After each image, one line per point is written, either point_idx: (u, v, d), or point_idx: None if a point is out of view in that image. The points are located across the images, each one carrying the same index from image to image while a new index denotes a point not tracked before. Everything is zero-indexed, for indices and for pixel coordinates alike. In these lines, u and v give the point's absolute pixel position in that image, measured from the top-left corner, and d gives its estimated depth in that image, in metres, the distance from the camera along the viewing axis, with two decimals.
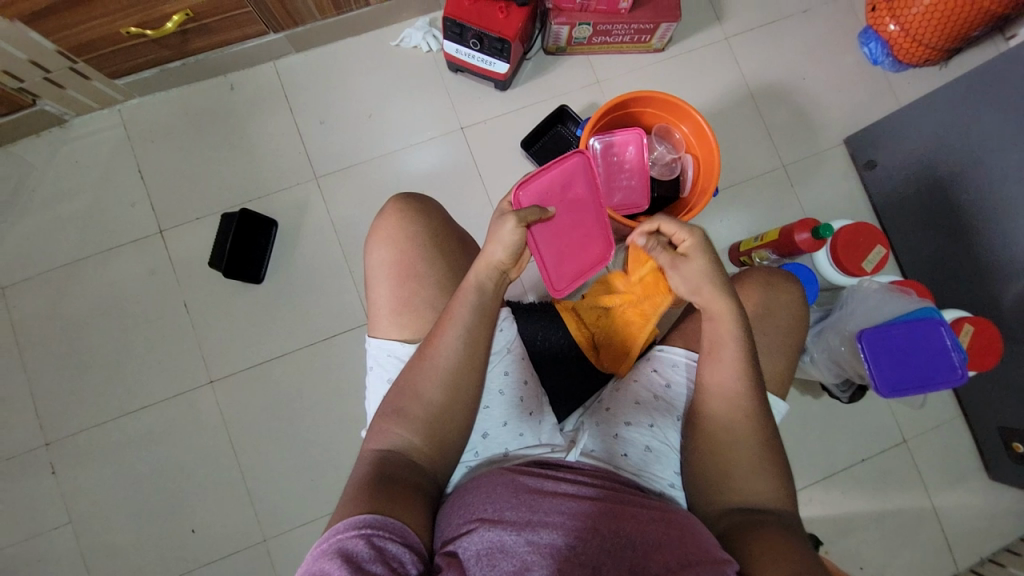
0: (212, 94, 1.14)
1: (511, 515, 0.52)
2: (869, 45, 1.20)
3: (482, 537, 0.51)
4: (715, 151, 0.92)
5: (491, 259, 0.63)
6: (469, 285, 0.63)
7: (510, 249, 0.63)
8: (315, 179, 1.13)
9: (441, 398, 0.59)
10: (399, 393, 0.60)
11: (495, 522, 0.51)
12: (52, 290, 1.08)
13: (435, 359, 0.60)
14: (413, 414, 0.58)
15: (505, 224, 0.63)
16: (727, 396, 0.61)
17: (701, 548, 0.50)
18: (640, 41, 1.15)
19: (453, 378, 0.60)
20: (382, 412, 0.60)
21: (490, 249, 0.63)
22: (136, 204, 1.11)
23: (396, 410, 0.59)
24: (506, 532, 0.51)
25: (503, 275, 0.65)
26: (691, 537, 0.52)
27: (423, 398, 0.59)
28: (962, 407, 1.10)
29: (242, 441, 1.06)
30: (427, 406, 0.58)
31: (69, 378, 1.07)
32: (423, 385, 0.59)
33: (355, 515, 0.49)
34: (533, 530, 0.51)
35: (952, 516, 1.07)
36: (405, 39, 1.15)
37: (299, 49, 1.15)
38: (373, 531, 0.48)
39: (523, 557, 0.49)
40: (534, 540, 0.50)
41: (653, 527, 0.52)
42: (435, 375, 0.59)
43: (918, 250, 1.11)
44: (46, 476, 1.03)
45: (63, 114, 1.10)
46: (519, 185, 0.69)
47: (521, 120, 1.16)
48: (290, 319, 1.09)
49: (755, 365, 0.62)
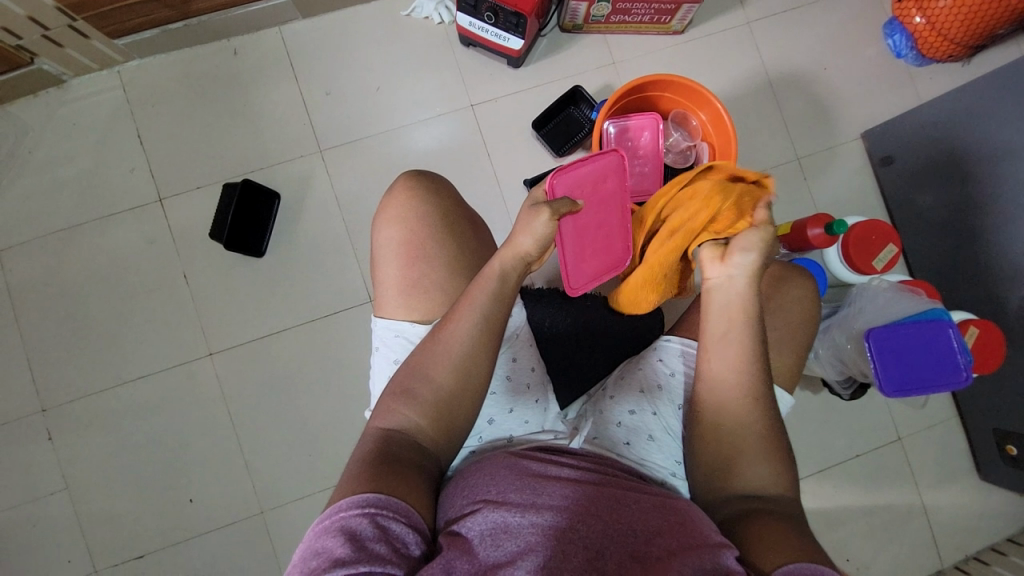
0: (216, 59, 1.10)
1: (514, 497, 0.52)
2: (892, 37, 1.17)
3: (485, 518, 0.50)
4: (732, 140, 0.89)
5: (519, 248, 0.62)
6: (492, 272, 0.62)
7: (540, 241, 0.62)
8: (320, 152, 1.11)
9: (452, 382, 0.58)
10: (410, 375, 0.59)
11: (498, 504, 0.51)
12: (49, 255, 1.06)
13: (448, 344, 0.59)
14: (423, 397, 0.57)
15: (538, 216, 0.62)
16: (728, 383, 0.59)
17: (701, 533, 0.50)
18: (659, 22, 1.11)
19: (465, 363, 0.58)
20: (391, 392, 0.59)
21: (520, 239, 0.62)
22: (135, 169, 1.09)
23: (406, 391, 0.58)
24: (509, 513, 0.50)
25: (526, 267, 0.64)
26: (692, 523, 0.51)
27: (435, 381, 0.58)
28: (959, 407, 1.11)
29: (241, 414, 1.06)
30: (437, 390, 0.57)
31: (66, 345, 1.05)
32: (434, 369, 0.58)
33: (359, 493, 0.49)
34: (536, 511, 0.50)
35: (940, 514, 1.09)
36: (416, 9, 1.11)
37: (306, 15, 1.11)
38: (377, 510, 0.48)
39: (526, 537, 0.49)
40: (538, 521, 0.50)
41: (655, 513, 0.52)
42: (447, 361, 0.58)
43: (928, 251, 1.10)
44: (43, 441, 1.03)
45: (61, 74, 1.06)
46: (554, 171, 0.67)
47: (534, 100, 1.13)
48: (291, 294, 1.08)
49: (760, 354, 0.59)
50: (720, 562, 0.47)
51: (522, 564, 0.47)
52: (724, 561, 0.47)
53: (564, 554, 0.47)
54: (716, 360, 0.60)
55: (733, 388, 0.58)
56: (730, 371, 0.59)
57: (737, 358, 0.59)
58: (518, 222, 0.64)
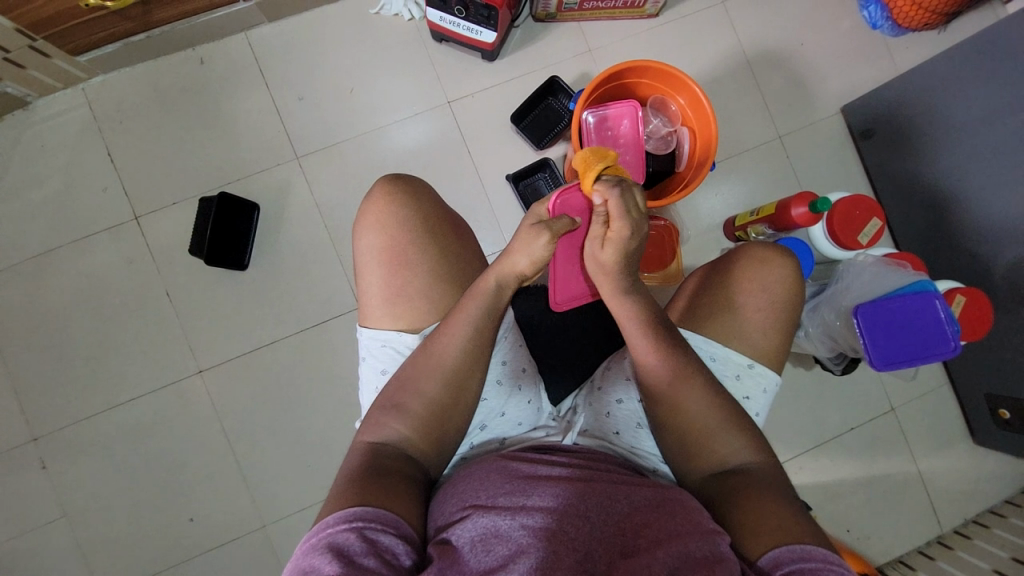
0: (183, 71, 1.07)
1: (503, 500, 0.52)
2: (868, 8, 1.16)
3: (475, 524, 0.50)
4: (713, 124, 0.88)
5: (515, 267, 0.61)
6: (487, 287, 0.61)
7: (536, 262, 0.61)
8: (297, 159, 1.09)
9: (442, 394, 0.58)
10: (400, 388, 0.58)
11: (488, 508, 0.51)
12: (27, 282, 1.04)
13: (441, 358, 0.59)
14: (412, 410, 0.57)
15: (539, 237, 0.60)
16: (659, 376, 0.60)
17: (692, 520, 0.50)
18: (633, 6, 1.09)
19: (458, 376, 0.59)
20: (380, 406, 0.58)
21: (515, 258, 0.61)
22: (108, 188, 1.06)
23: (396, 406, 0.58)
24: (499, 517, 0.50)
25: (521, 283, 0.64)
26: (682, 510, 0.51)
27: (425, 395, 0.58)
28: (950, 375, 1.12)
29: (236, 429, 1.05)
30: (428, 403, 0.58)
31: (50, 372, 1.03)
32: (425, 382, 0.58)
33: (347, 508, 0.49)
34: (526, 513, 0.50)
35: (936, 479, 1.11)
36: (385, 6, 1.09)
37: (272, 19, 1.08)
38: (365, 524, 0.48)
39: (517, 541, 0.48)
40: (528, 523, 0.49)
41: (648, 506, 0.52)
42: (438, 374, 0.58)
43: (912, 222, 1.11)
44: (36, 471, 1.02)
45: (25, 95, 1.03)
46: (558, 190, 0.64)
47: (511, 93, 1.11)
48: (278, 306, 1.07)
49: (676, 343, 0.61)
50: (712, 547, 0.47)
51: (514, 567, 0.47)
52: (718, 546, 0.48)
53: (556, 554, 0.47)
54: (643, 354, 0.61)
55: (667, 375, 0.60)
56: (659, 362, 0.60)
57: (670, 349, 0.61)
58: (516, 239, 0.62)
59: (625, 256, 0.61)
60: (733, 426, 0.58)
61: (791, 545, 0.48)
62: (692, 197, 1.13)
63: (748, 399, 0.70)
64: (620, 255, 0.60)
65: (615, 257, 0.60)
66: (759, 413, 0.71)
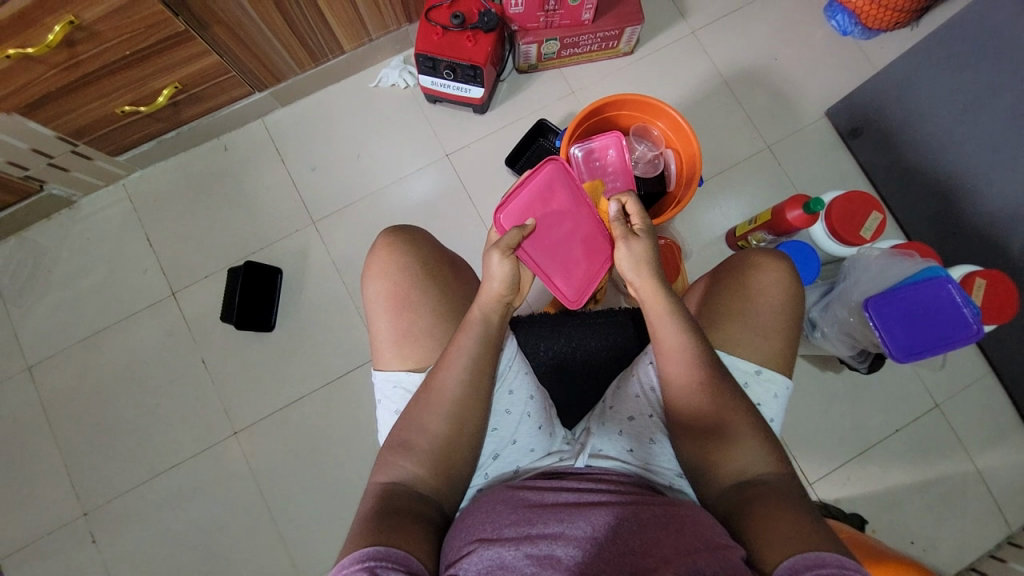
0: (208, 158, 1.20)
1: (509, 532, 0.53)
2: (835, 18, 1.22)
3: (481, 557, 0.51)
4: (694, 143, 0.93)
5: (491, 292, 0.64)
6: (474, 319, 0.64)
7: (506, 282, 0.64)
8: (313, 223, 1.17)
9: (447, 429, 0.61)
10: (406, 427, 0.61)
11: (493, 540, 0.52)
12: (76, 363, 1.13)
13: (439, 392, 0.61)
14: (419, 447, 0.60)
15: (490, 258, 0.64)
16: (686, 386, 0.61)
17: (703, 536, 0.50)
18: (608, 47, 1.18)
19: (460, 409, 0.61)
20: (389, 447, 0.61)
21: (488, 284, 0.64)
22: (147, 270, 1.16)
23: (403, 444, 0.60)
24: (504, 548, 0.51)
25: (507, 306, 0.66)
26: (692, 527, 0.51)
27: (429, 431, 0.60)
28: (991, 362, 1.07)
29: (271, 486, 1.07)
30: (433, 438, 0.60)
31: (98, 446, 1.10)
32: (428, 418, 0.61)
33: (359, 549, 0.50)
34: (531, 542, 0.51)
35: (997, 477, 1.04)
36: (383, 79, 1.20)
37: (284, 103, 1.20)
38: (376, 562, 0.48)
39: (524, 569, 0.49)
40: (534, 552, 0.50)
41: (657, 525, 0.52)
42: (440, 409, 0.61)
43: (918, 212, 1.10)
44: (86, 544, 1.06)
45: (71, 195, 1.16)
46: (496, 210, 0.72)
47: (504, 139, 1.19)
48: (304, 362, 1.12)
49: (705, 345, 0.62)
50: (724, 561, 0.46)
51: None
52: (730, 560, 0.47)
53: None
54: (674, 363, 0.62)
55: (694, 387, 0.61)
56: (691, 369, 0.61)
57: (698, 357, 0.61)
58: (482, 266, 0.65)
59: (654, 245, 0.67)
60: (740, 431, 0.59)
61: (807, 553, 0.47)
62: (690, 215, 1.16)
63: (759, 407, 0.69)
64: (651, 246, 0.67)
65: (648, 246, 0.66)
66: (773, 419, 0.70)
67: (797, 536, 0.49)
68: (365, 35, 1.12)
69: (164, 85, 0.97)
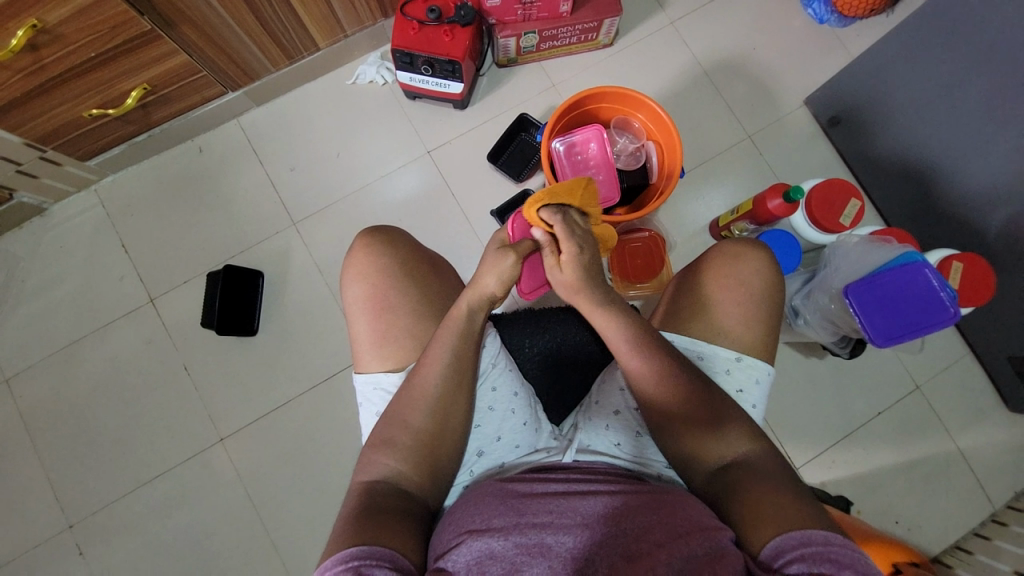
0: (184, 161, 1.17)
1: (498, 522, 0.53)
2: (812, 6, 1.22)
3: (471, 548, 0.51)
4: (675, 134, 0.93)
5: (485, 289, 0.64)
6: (460, 314, 0.64)
7: (505, 282, 0.64)
8: (294, 225, 1.15)
9: (428, 425, 0.60)
10: (388, 424, 0.61)
11: (482, 531, 0.52)
12: (54, 375, 1.10)
13: (422, 388, 0.61)
14: (402, 443, 0.59)
15: (505, 259, 0.63)
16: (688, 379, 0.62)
17: (691, 519, 0.50)
18: (588, 39, 1.17)
19: (441, 405, 0.61)
20: (371, 445, 0.61)
21: (485, 280, 0.64)
22: (124, 277, 1.13)
23: (386, 441, 0.60)
24: (493, 538, 0.51)
25: (493, 304, 0.66)
26: (679, 510, 0.52)
27: (412, 427, 0.60)
28: (970, 344, 1.09)
29: (260, 491, 1.06)
30: (416, 433, 0.60)
31: (80, 458, 1.07)
32: (411, 414, 0.60)
33: (343, 549, 0.49)
34: (521, 532, 0.51)
35: (976, 454, 1.06)
36: (360, 75, 1.18)
37: (259, 103, 1.18)
38: (360, 561, 0.48)
39: (513, 559, 0.49)
40: (523, 541, 0.51)
41: (644, 510, 0.53)
42: (421, 405, 0.61)
43: (897, 199, 1.12)
44: (73, 558, 1.04)
45: (42, 203, 1.13)
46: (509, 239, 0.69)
47: (486, 135, 1.18)
48: (289, 366, 1.10)
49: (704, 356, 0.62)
50: (711, 544, 0.48)
51: None
52: (718, 542, 0.48)
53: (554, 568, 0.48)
54: (647, 385, 0.61)
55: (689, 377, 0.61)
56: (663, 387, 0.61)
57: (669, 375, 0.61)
58: (485, 262, 0.65)
59: (584, 268, 0.63)
60: (720, 419, 0.59)
61: (795, 532, 0.47)
62: (673, 206, 1.16)
63: (741, 392, 0.69)
64: (580, 271, 0.63)
65: (576, 273, 0.63)
66: (757, 405, 0.70)
67: (782, 517, 0.49)
68: (340, 31, 1.10)
69: (132, 86, 0.94)
